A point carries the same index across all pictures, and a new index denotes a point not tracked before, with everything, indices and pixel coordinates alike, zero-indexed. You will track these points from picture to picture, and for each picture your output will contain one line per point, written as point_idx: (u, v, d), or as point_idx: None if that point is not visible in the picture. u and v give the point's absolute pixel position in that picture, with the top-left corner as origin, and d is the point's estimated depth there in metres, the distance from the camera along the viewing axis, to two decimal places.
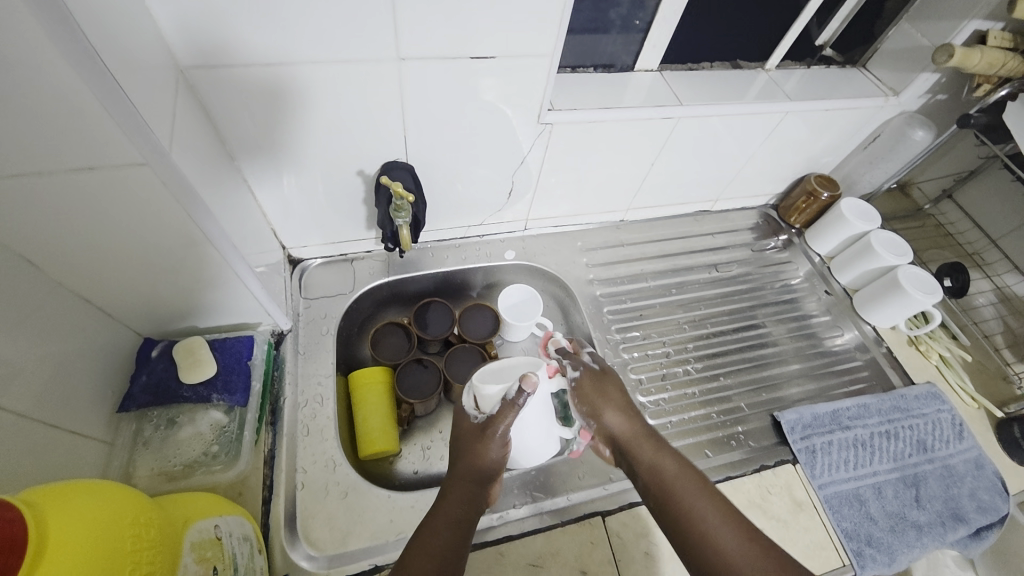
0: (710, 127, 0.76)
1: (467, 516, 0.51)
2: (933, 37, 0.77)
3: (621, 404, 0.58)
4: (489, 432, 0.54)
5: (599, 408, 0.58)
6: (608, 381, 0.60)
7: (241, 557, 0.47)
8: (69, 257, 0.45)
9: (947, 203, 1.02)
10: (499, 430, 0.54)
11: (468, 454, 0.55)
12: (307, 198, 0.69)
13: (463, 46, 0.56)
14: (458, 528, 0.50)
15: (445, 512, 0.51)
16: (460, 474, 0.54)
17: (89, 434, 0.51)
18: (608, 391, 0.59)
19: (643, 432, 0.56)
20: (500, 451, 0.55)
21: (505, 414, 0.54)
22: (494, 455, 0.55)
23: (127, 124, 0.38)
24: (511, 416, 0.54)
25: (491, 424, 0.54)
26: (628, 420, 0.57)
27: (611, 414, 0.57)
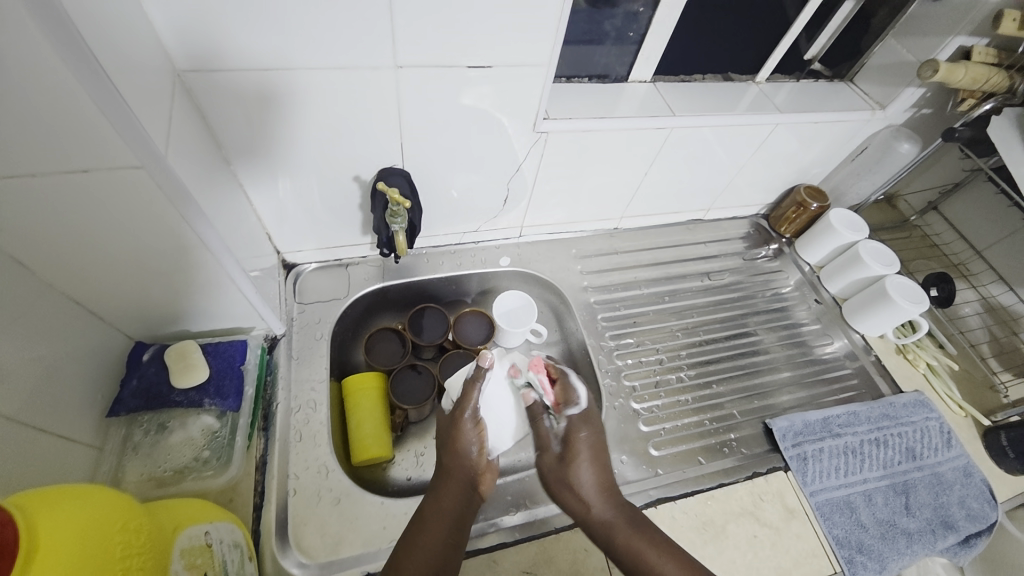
0: (702, 137, 0.77)
1: (460, 511, 0.53)
2: (918, 53, 0.79)
3: (582, 488, 0.56)
4: (460, 415, 0.60)
5: (559, 492, 0.57)
6: (573, 459, 0.58)
7: (232, 564, 0.47)
8: (61, 259, 0.45)
9: (932, 214, 1.05)
10: (467, 411, 0.60)
11: (449, 448, 0.58)
12: (303, 202, 0.69)
13: (461, 54, 0.57)
14: (451, 522, 0.52)
15: (437, 506, 0.53)
16: (447, 468, 0.57)
17: (77, 438, 0.50)
18: (570, 474, 0.57)
19: (605, 515, 0.55)
20: (474, 436, 0.59)
21: (469, 392, 0.61)
22: (471, 442, 0.58)
23: (125, 127, 0.38)
24: (473, 394, 0.61)
25: (461, 406, 0.60)
26: (587, 505, 0.55)
27: (569, 500, 0.57)
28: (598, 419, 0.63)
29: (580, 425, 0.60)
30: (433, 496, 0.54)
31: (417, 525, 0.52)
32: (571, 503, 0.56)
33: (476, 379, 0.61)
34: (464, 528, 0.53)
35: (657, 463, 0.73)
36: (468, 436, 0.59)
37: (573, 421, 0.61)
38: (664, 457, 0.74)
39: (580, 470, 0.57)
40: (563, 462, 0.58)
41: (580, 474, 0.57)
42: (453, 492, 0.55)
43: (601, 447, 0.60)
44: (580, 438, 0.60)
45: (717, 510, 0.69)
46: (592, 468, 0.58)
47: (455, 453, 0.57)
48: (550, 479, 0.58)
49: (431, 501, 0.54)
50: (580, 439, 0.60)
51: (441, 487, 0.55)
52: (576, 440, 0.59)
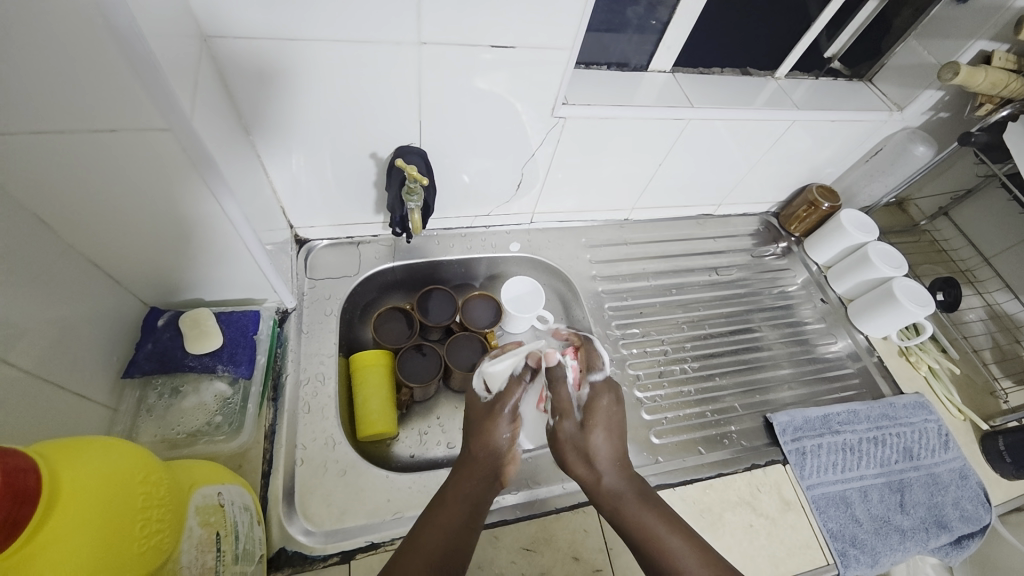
0: (717, 131, 0.78)
1: (479, 497, 0.53)
2: (939, 55, 0.79)
3: (605, 449, 0.55)
4: (497, 410, 0.60)
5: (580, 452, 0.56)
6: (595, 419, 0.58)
7: (241, 525, 0.48)
8: (86, 219, 0.46)
9: (943, 219, 1.05)
10: (507, 408, 0.60)
11: (479, 436, 0.58)
12: (318, 178, 0.70)
13: (482, 33, 0.56)
14: (468, 508, 0.52)
15: (458, 489, 0.53)
16: (471, 457, 0.56)
17: (92, 397, 0.51)
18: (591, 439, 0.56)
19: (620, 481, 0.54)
20: (508, 431, 0.58)
21: (508, 392, 0.61)
22: (503, 436, 0.58)
23: (156, 87, 0.39)
24: (517, 391, 0.61)
25: (500, 402, 0.60)
26: (603, 467, 0.54)
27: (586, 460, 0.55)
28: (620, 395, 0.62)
29: (605, 396, 0.60)
30: (454, 481, 0.54)
31: (435, 505, 0.52)
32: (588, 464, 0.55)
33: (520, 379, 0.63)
34: (480, 515, 0.52)
35: (657, 451, 0.74)
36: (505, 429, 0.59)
37: (596, 390, 0.61)
38: (665, 445, 0.75)
39: (599, 431, 0.57)
40: (583, 427, 0.57)
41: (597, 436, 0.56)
42: (475, 477, 0.55)
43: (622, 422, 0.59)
44: (602, 405, 0.59)
45: (715, 499, 0.70)
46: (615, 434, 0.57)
47: (485, 441, 0.57)
48: (565, 441, 0.57)
49: (452, 486, 0.54)
50: (598, 408, 0.58)
51: (464, 471, 0.55)
52: (596, 408, 0.58)
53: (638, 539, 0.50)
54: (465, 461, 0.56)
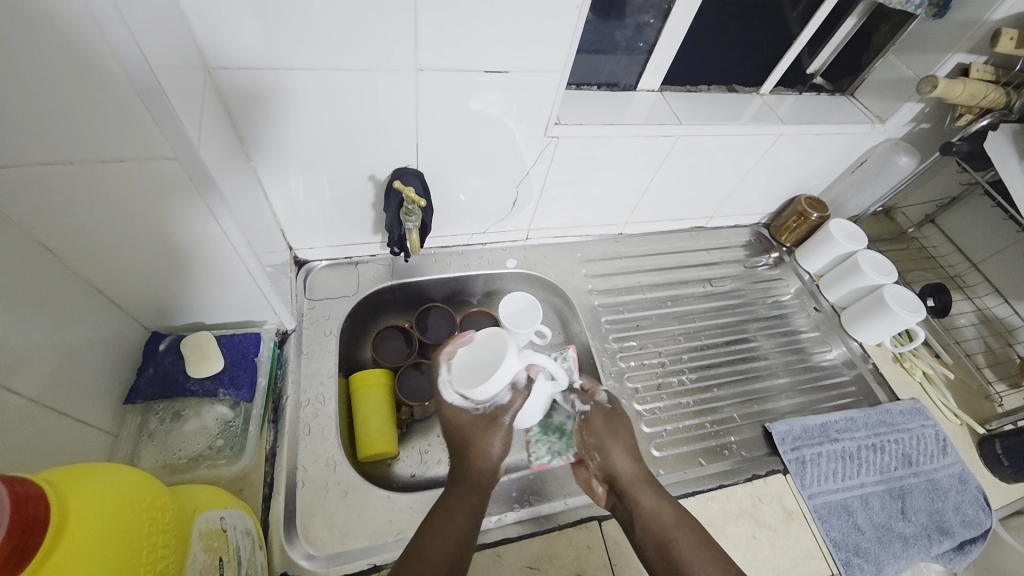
0: (706, 147, 0.80)
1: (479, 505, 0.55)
2: (918, 70, 0.82)
3: (630, 447, 0.61)
4: (497, 423, 0.57)
5: (607, 445, 0.61)
6: (621, 421, 0.63)
7: (244, 550, 0.48)
8: (91, 245, 0.47)
9: (929, 227, 1.07)
10: (507, 419, 0.57)
11: (476, 447, 0.56)
12: (316, 200, 0.71)
13: (476, 60, 0.59)
14: (468, 518, 0.53)
15: (459, 497, 0.55)
16: (464, 472, 0.57)
17: (93, 424, 0.51)
18: (620, 430, 0.62)
19: (645, 478, 0.58)
20: (504, 443, 0.58)
21: (516, 401, 0.56)
22: (498, 446, 0.57)
23: (165, 120, 0.40)
24: (518, 398, 0.56)
25: (505, 413, 0.56)
26: (628, 465, 0.59)
27: (614, 458, 0.60)
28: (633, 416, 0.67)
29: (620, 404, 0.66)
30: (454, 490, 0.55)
31: (438, 514, 0.53)
32: (616, 461, 0.59)
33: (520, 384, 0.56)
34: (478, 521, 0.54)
35: (658, 463, 0.74)
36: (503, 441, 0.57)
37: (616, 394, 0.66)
38: (665, 458, 0.75)
39: (626, 431, 0.62)
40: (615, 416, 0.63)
41: (627, 434, 0.62)
42: (475, 487, 0.56)
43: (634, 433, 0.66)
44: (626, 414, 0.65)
45: (717, 511, 0.70)
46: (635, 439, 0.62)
47: (478, 453, 0.56)
48: (598, 433, 0.62)
49: (454, 497, 0.55)
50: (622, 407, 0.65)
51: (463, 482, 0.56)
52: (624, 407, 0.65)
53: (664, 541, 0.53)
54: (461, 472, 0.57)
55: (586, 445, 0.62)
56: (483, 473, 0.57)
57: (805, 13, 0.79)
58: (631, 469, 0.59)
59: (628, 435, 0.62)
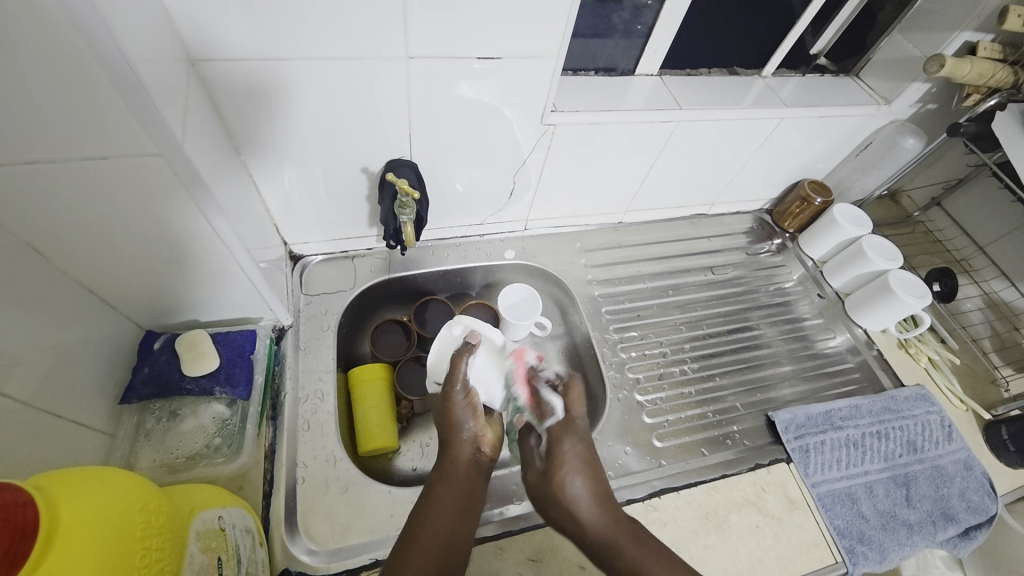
0: (706, 132, 0.78)
1: (470, 480, 0.56)
2: (925, 49, 0.79)
3: (580, 505, 0.53)
4: (451, 390, 0.60)
5: (557, 514, 0.54)
6: (559, 474, 0.55)
7: (244, 548, 0.48)
8: (79, 246, 0.46)
9: (935, 210, 1.05)
10: (457, 385, 0.60)
11: (446, 424, 0.59)
12: (310, 194, 0.70)
13: (469, 43, 0.57)
14: (463, 495, 0.54)
15: (451, 473, 0.56)
16: (450, 448, 0.58)
17: (89, 425, 0.51)
18: (564, 486, 0.54)
19: (610, 534, 0.51)
20: (467, 408, 0.59)
21: (456, 370, 0.61)
22: (464, 414, 0.59)
23: (147, 116, 0.39)
24: (461, 366, 0.61)
25: (449, 381, 0.60)
26: (583, 515, 0.52)
27: (568, 517, 0.53)
28: (588, 434, 0.58)
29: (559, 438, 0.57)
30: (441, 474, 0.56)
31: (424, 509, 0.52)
32: (570, 520, 0.53)
33: (465, 352, 0.62)
34: (473, 497, 0.55)
35: (661, 454, 0.74)
36: (461, 412, 0.59)
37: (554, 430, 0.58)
38: (668, 448, 0.75)
39: (571, 472, 0.54)
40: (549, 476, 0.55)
41: (572, 480, 0.54)
42: (463, 463, 0.57)
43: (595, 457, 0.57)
44: (570, 448, 0.56)
45: (720, 501, 0.70)
46: (586, 486, 0.54)
47: (455, 427, 0.58)
48: (543, 492, 0.55)
49: (436, 486, 0.55)
50: (560, 447, 0.56)
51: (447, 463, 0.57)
52: (562, 447, 0.56)
53: None
54: (446, 448, 0.58)
55: (542, 511, 0.55)
56: (466, 447, 0.58)
57: None
58: (590, 522, 0.52)
59: (573, 489, 0.54)
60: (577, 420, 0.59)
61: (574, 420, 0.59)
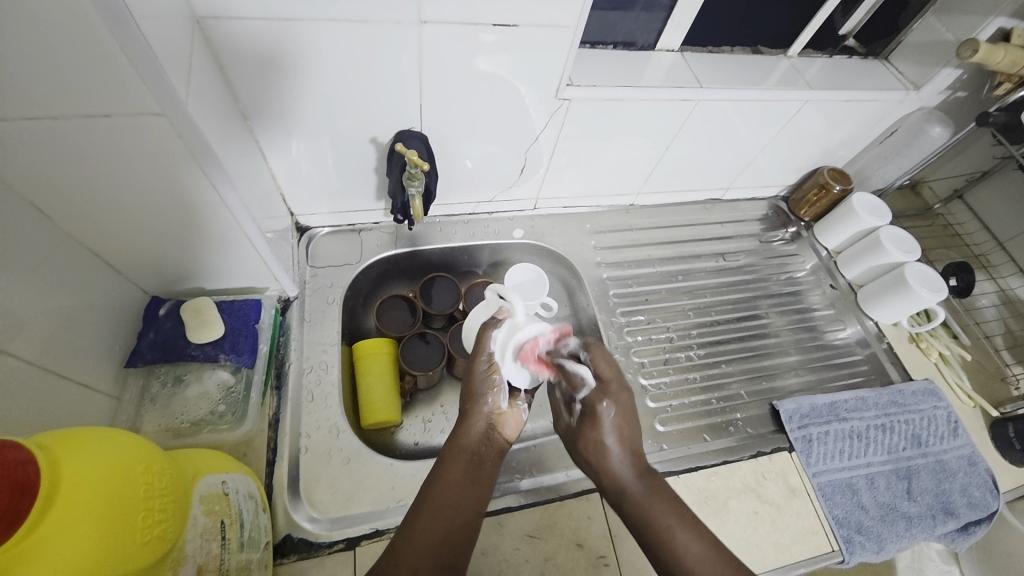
0: (726, 113, 0.75)
1: (479, 452, 0.57)
2: (960, 32, 0.76)
3: (602, 453, 0.57)
4: (475, 360, 0.61)
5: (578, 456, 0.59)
6: (590, 427, 0.57)
7: (246, 513, 0.49)
8: (83, 207, 0.45)
9: (957, 203, 1.02)
10: (483, 355, 0.60)
11: (467, 396, 0.59)
12: (318, 164, 0.69)
13: (484, 12, 0.55)
14: (470, 467, 0.55)
15: (460, 444, 0.57)
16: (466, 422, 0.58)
17: (94, 387, 0.51)
18: (591, 436, 0.57)
19: (631, 476, 0.55)
20: (489, 382, 0.59)
21: (483, 342, 0.61)
22: (486, 389, 0.59)
23: (150, 73, 0.38)
24: (487, 338, 0.61)
25: (476, 350, 0.61)
26: (613, 471, 0.56)
27: (600, 469, 0.57)
28: (625, 396, 0.58)
29: (599, 402, 0.57)
30: (452, 446, 0.56)
31: (434, 481, 0.53)
32: (600, 472, 0.57)
33: (493, 325, 0.62)
34: (481, 470, 0.56)
35: (662, 438, 0.74)
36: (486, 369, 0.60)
37: (590, 398, 0.58)
38: (669, 433, 0.75)
39: (607, 432, 0.56)
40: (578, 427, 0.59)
41: (606, 440, 0.56)
42: (474, 438, 0.57)
43: (629, 422, 0.58)
44: (606, 410, 0.57)
45: (720, 487, 0.70)
46: (619, 437, 0.57)
47: (473, 398, 0.59)
48: (578, 445, 0.59)
49: (447, 458, 0.55)
50: (598, 411, 0.57)
51: (458, 436, 0.57)
52: (600, 409, 0.57)
53: (649, 535, 0.52)
54: (461, 421, 0.59)
55: (576, 456, 0.60)
56: (480, 421, 0.58)
57: None
58: (613, 468, 0.56)
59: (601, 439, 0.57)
60: (612, 382, 0.58)
61: (609, 382, 0.58)
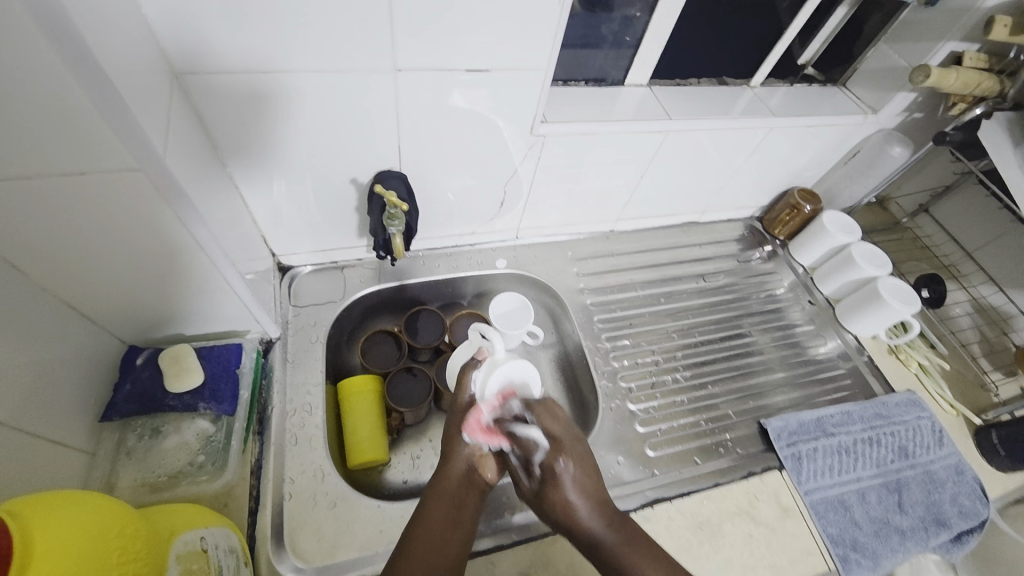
0: (697, 141, 0.78)
1: (460, 494, 0.56)
2: (910, 58, 0.80)
3: (573, 508, 0.54)
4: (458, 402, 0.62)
5: (547, 516, 0.56)
6: (554, 485, 0.55)
7: (227, 569, 0.47)
8: (57, 261, 0.45)
9: (923, 216, 1.06)
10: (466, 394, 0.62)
11: (450, 440, 0.59)
12: (299, 205, 0.69)
13: (458, 58, 0.57)
14: (450, 512, 0.54)
15: (441, 487, 0.56)
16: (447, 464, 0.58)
17: (68, 443, 0.50)
18: (556, 493, 0.55)
19: (606, 528, 0.54)
20: (470, 425, 0.59)
21: (464, 382, 0.63)
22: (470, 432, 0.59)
23: (124, 130, 0.38)
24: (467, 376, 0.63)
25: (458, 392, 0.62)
26: (586, 527, 0.54)
27: (572, 526, 0.54)
28: (580, 449, 0.58)
29: (559, 461, 0.56)
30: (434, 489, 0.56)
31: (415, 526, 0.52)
32: (573, 531, 0.54)
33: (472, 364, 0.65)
34: (463, 514, 0.55)
35: (653, 464, 0.74)
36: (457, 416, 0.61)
37: (547, 458, 0.56)
38: (660, 458, 0.74)
39: (570, 490, 0.55)
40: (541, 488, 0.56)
41: (572, 498, 0.54)
42: (456, 477, 0.57)
43: (591, 474, 0.57)
44: (565, 468, 0.55)
45: (714, 511, 0.69)
46: (584, 490, 0.55)
47: (455, 439, 0.59)
48: (545, 506, 0.56)
49: (428, 501, 0.54)
50: (558, 469, 0.55)
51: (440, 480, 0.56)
52: (558, 469, 0.55)
53: None
54: (443, 462, 0.58)
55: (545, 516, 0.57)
56: (461, 462, 0.58)
57: (795, 2, 0.77)
58: (586, 523, 0.54)
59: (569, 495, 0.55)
60: (565, 438, 0.58)
61: (561, 438, 0.57)
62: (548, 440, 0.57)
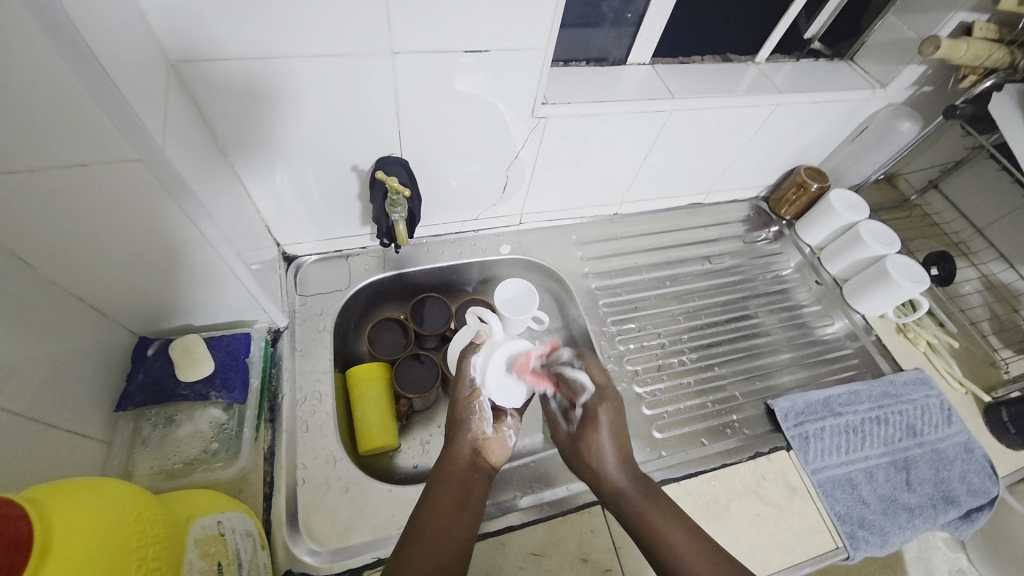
0: (701, 120, 0.77)
1: (467, 478, 0.57)
2: (919, 30, 0.78)
3: (603, 454, 0.58)
4: (458, 389, 0.63)
5: (576, 458, 0.60)
6: (589, 429, 0.60)
7: (244, 552, 0.48)
8: (65, 254, 0.45)
9: (932, 193, 1.05)
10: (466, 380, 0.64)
11: (453, 425, 0.61)
12: (302, 195, 0.69)
13: (456, 40, 0.56)
14: (458, 495, 0.55)
15: (448, 472, 0.56)
16: (452, 450, 0.59)
17: (86, 433, 0.51)
18: (590, 437, 0.59)
19: (626, 478, 0.57)
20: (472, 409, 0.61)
21: (464, 368, 0.64)
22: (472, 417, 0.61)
23: (124, 121, 0.39)
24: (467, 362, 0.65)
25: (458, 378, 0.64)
26: (610, 473, 0.57)
27: (596, 471, 0.58)
28: (619, 402, 0.62)
29: (598, 408, 0.61)
30: (441, 475, 0.56)
31: (424, 510, 0.53)
32: (598, 476, 0.58)
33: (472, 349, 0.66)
34: (471, 497, 0.55)
35: (660, 445, 0.74)
36: (462, 385, 0.64)
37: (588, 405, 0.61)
38: (667, 439, 0.75)
39: (603, 435, 0.59)
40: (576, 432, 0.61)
41: (604, 441, 0.59)
42: (461, 462, 0.58)
43: (621, 427, 0.61)
44: (602, 415, 0.60)
45: (721, 490, 0.70)
46: (615, 438, 0.59)
47: (458, 425, 0.61)
48: (577, 449, 0.60)
49: (435, 485, 0.55)
50: (597, 415, 0.60)
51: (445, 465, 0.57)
52: (597, 416, 0.60)
53: (641, 534, 0.53)
54: (447, 448, 0.59)
55: (574, 462, 0.61)
56: (465, 448, 0.59)
57: None
58: (611, 470, 0.57)
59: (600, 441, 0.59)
60: (608, 390, 0.62)
61: (604, 388, 0.62)
62: (591, 388, 0.62)
